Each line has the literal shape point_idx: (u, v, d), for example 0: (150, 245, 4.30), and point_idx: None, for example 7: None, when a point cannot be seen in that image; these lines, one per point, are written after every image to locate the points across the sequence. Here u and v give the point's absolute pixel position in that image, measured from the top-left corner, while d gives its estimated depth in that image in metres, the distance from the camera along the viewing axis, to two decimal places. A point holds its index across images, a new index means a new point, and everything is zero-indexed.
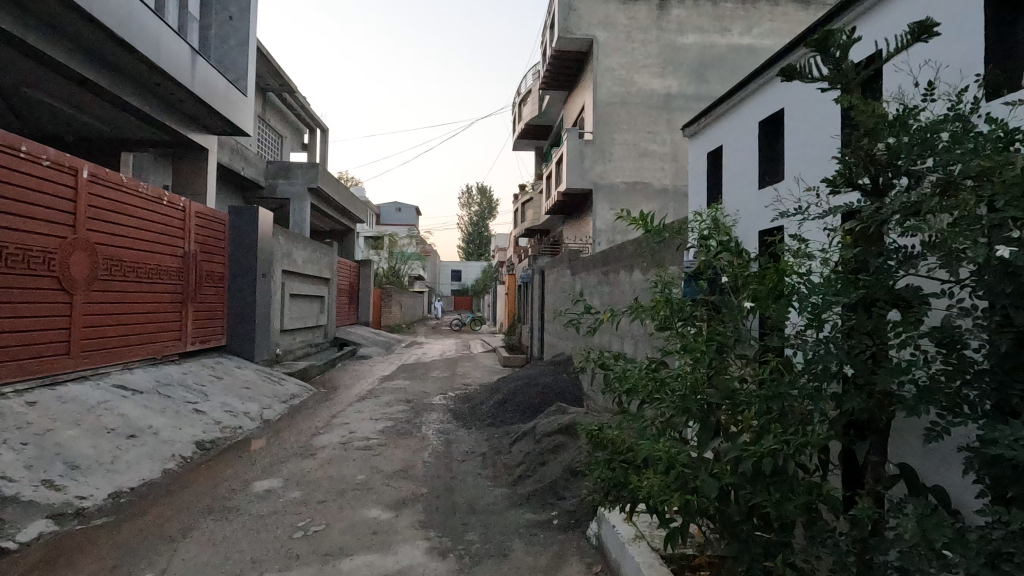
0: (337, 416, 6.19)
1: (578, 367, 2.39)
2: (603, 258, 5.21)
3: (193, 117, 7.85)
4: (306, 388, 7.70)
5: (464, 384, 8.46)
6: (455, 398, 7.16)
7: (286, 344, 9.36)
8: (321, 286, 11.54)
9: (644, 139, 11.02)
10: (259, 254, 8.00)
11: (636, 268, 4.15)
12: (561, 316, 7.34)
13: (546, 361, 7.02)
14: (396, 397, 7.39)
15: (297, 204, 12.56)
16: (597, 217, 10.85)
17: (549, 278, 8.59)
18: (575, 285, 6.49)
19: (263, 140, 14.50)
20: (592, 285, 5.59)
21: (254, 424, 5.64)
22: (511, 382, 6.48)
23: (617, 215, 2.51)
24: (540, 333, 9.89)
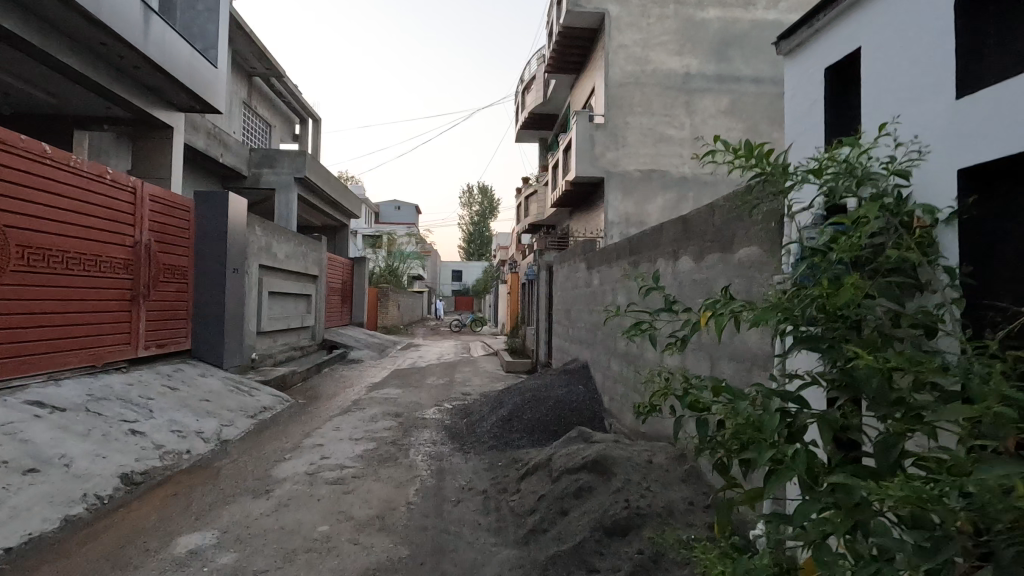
0: (310, 435, 5.21)
1: (649, 403, 1.48)
2: (631, 245, 4.22)
3: (153, 89, 6.87)
4: (281, 399, 6.72)
5: (462, 393, 7.50)
6: (451, 412, 6.18)
7: (264, 348, 8.40)
8: (307, 284, 10.57)
9: (661, 123, 10.04)
10: (229, 246, 7.06)
11: (684, 255, 3.17)
12: (574, 316, 6.36)
13: (557, 369, 6.04)
14: (383, 409, 6.41)
15: (282, 195, 11.59)
16: (609, 209, 9.87)
17: (558, 273, 7.63)
18: (592, 281, 5.50)
19: (248, 128, 13.54)
20: (617, 279, 4.59)
21: (207, 448, 4.66)
22: (516, 394, 5.49)
23: (708, 151, 1.53)
24: (547, 335, 8.94)
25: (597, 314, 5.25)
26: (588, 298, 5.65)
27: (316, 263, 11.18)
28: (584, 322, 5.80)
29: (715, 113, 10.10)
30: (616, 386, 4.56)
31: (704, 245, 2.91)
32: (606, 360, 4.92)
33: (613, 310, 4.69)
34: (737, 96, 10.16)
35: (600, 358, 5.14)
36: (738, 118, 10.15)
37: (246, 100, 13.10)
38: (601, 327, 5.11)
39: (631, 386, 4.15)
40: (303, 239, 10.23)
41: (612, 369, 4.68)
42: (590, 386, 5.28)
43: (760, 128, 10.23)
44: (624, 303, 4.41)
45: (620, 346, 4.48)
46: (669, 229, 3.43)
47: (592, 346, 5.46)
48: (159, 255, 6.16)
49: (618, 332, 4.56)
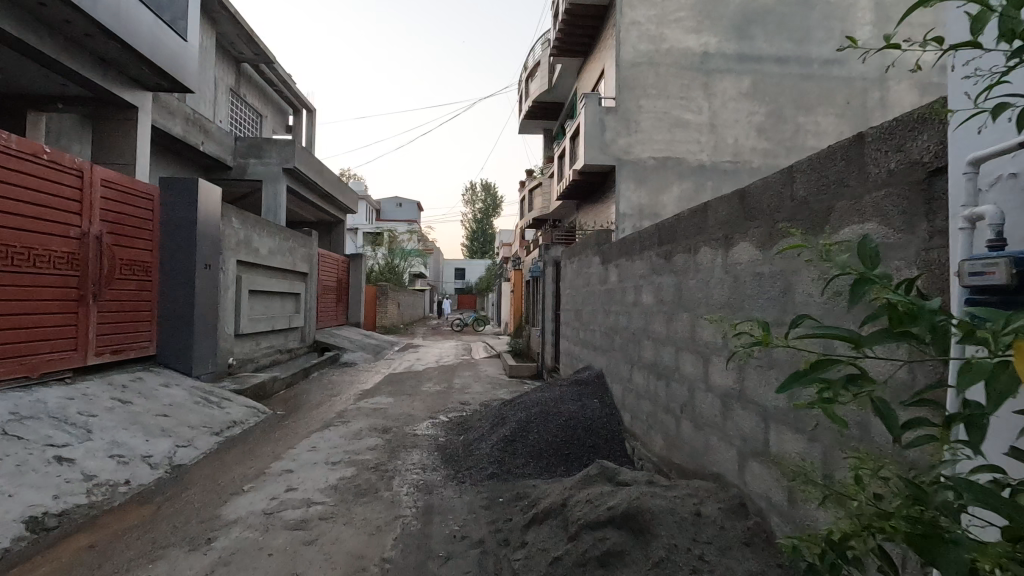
0: (280, 458, 4.46)
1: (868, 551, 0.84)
2: (661, 233, 3.45)
3: (114, 64, 6.14)
4: (256, 410, 5.98)
5: (460, 403, 6.74)
6: (447, 427, 5.42)
7: (244, 352, 7.66)
8: (295, 282, 9.83)
9: (676, 106, 9.24)
10: (199, 238, 6.32)
11: (743, 241, 2.40)
12: (586, 318, 5.59)
13: (567, 379, 5.26)
14: (369, 423, 5.66)
15: (270, 187, 10.86)
16: (621, 200, 9.09)
17: (567, 269, 6.85)
18: (610, 277, 4.72)
19: (236, 117, 12.81)
20: (643, 274, 3.82)
21: (153, 476, 3.91)
22: (521, 408, 4.72)
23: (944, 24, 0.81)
24: (554, 338, 8.17)
25: (616, 317, 4.48)
26: (604, 298, 4.88)
27: (305, 259, 10.44)
28: (598, 324, 5.05)
29: (736, 96, 9.30)
30: (640, 403, 3.80)
31: (778, 227, 2.14)
32: (626, 371, 4.15)
33: (636, 310, 3.94)
34: (759, 77, 9.35)
35: (618, 366, 4.37)
36: (761, 100, 9.33)
37: (234, 87, 12.37)
38: (620, 330, 4.34)
39: (661, 406, 3.39)
40: (290, 233, 9.50)
41: (636, 383, 3.91)
42: (607, 400, 4.52)
43: (784, 112, 9.41)
44: (650, 302, 3.64)
45: (646, 354, 3.70)
46: (719, 208, 2.65)
47: (609, 352, 4.68)
48: (116, 248, 5.44)
49: (642, 338, 3.80)
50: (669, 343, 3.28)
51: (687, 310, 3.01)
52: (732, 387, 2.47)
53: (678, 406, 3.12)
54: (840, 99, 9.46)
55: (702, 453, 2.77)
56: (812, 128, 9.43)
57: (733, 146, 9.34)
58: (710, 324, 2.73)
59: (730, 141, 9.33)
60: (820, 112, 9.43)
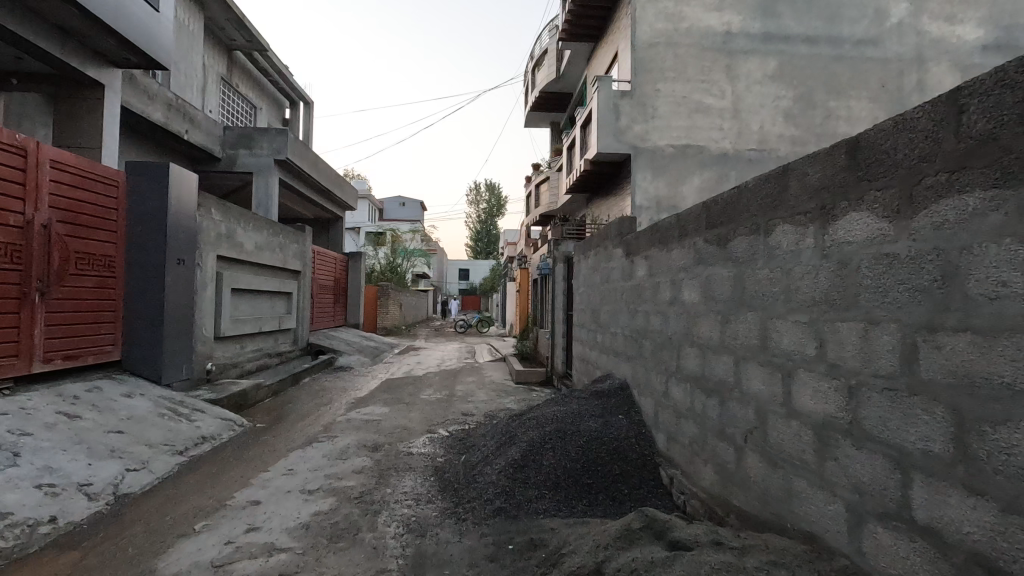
0: (248, 484, 3.79)
1: None
2: (712, 212, 2.74)
3: (74, 36, 5.48)
4: (232, 423, 5.32)
5: (462, 414, 6.06)
6: (446, 445, 4.72)
7: (226, 356, 7.00)
8: (286, 280, 9.16)
9: (697, 90, 8.54)
10: (172, 230, 5.67)
11: (855, 212, 1.71)
12: (607, 320, 4.88)
13: (585, 390, 4.56)
14: (358, 439, 4.98)
15: (261, 179, 10.20)
16: (637, 191, 8.37)
17: (581, 265, 6.17)
18: (637, 272, 4.02)
19: (228, 108, 12.17)
20: (684, 266, 3.12)
21: (88, 512, 3.20)
22: (531, 424, 4.02)
23: None
24: (565, 341, 7.47)
25: (647, 317, 3.78)
26: (630, 296, 4.18)
27: (298, 256, 9.78)
28: (623, 326, 4.35)
29: (761, 79, 8.59)
30: (682, 423, 3.09)
31: (930, 184, 1.43)
32: (661, 383, 3.45)
33: (674, 309, 3.24)
34: (787, 58, 8.63)
35: (649, 377, 3.68)
36: (789, 84, 8.61)
37: (225, 76, 11.72)
38: (652, 334, 3.64)
39: (714, 430, 2.68)
40: (281, 228, 8.84)
41: (675, 399, 3.21)
42: (633, 416, 3.82)
43: (814, 96, 8.67)
44: (696, 299, 2.93)
45: (690, 364, 3.00)
46: (809, 172, 1.96)
47: (637, 359, 3.97)
48: (71, 239, 4.78)
49: (684, 345, 3.09)
50: (725, 351, 2.57)
51: (755, 309, 2.30)
52: (837, 418, 1.77)
53: (741, 433, 2.41)
54: (875, 82, 8.72)
55: (783, 502, 2.06)
56: (844, 114, 8.68)
57: (758, 132, 8.62)
58: (794, 328, 2.02)
59: (755, 128, 8.61)
60: (853, 96, 8.70)
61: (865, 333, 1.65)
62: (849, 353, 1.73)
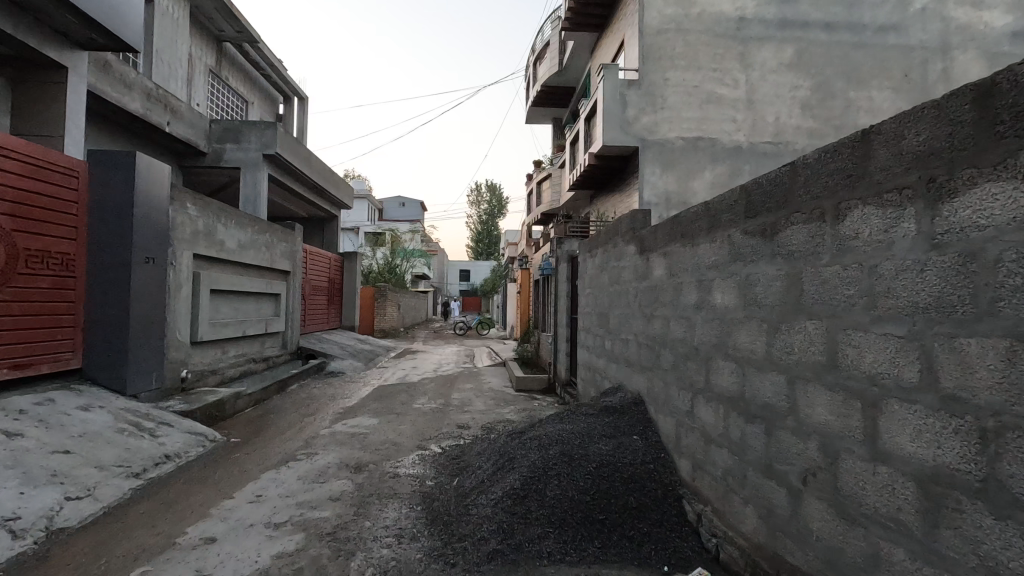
0: (207, 514, 3.30)
1: None
2: (755, 197, 2.24)
3: (32, 13, 5.00)
4: (203, 438, 4.83)
5: (458, 426, 5.57)
6: (437, 465, 4.21)
7: (204, 362, 6.52)
8: (273, 281, 8.68)
9: (709, 79, 8.04)
10: (141, 226, 5.19)
11: (995, 183, 1.20)
12: (618, 325, 4.38)
13: (592, 404, 4.04)
14: (341, 457, 4.49)
15: (249, 175, 9.72)
16: (645, 186, 7.88)
17: (587, 264, 5.69)
18: (654, 271, 3.52)
19: (218, 102, 11.70)
20: (714, 263, 2.62)
21: (7, 553, 2.69)
22: (533, 444, 3.51)
23: None
24: (569, 347, 6.97)
25: (666, 323, 3.27)
26: (645, 299, 3.68)
27: (287, 256, 9.31)
28: (637, 333, 3.84)
29: (777, 67, 8.10)
30: (714, 452, 2.58)
31: None
32: (685, 401, 2.94)
33: (702, 314, 2.74)
34: (804, 46, 8.13)
35: (670, 392, 3.17)
36: (806, 72, 8.11)
37: (213, 68, 11.25)
38: (673, 343, 3.14)
39: (759, 465, 2.17)
40: (268, 225, 8.36)
41: (705, 422, 2.69)
42: (649, 437, 3.33)
43: (833, 86, 8.17)
44: (732, 304, 2.42)
45: (724, 381, 2.49)
46: (908, 133, 1.46)
47: (654, 371, 3.47)
48: (21, 234, 4.29)
49: (715, 357, 2.59)
50: (775, 368, 2.07)
51: (820, 316, 1.80)
52: (960, 471, 1.27)
53: (799, 473, 1.90)
54: (898, 71, 8.23)
55: (867, 572, 1.56)
56: (865, 105, 8.18)
57: (773, 124, 8.12)
58: (881, 343, 1.53)
59: (771, 120, 8.12)
60: (873, 86, 8.21)
61: (1013, 354, 1.15)
62: (984, 381, 1.23)
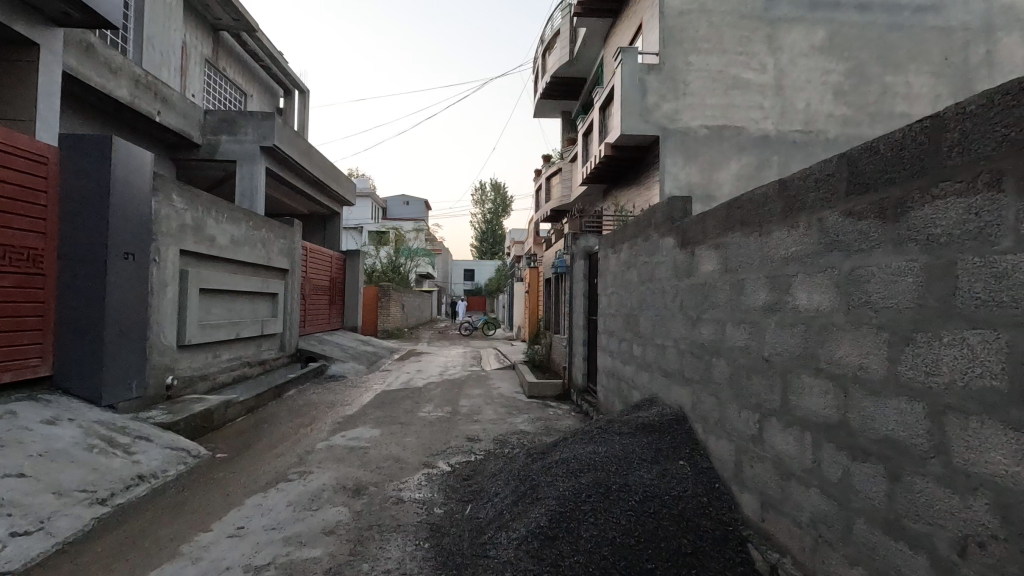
0: (177, 553, 2.80)
1: None
2: (867, 167, 1.72)
3: None
4: (186, 454, 4.34)
5: (467, 439, 5.06)
6: (446, 489, 3.69)
7: (193, 367, 6.03)
8: (270, 280, 8.19)
9: (734, 63, 7.50)
10: (120, 218, 4.70)
11: None
12: (651, 330, 3.86)
13: (624, 420, 3.53)
14: (338, 477, 3.99)
15: (245, 168, 9.24)
16: (667, 177, 7.34)
17: (610, 260, 5.16)
18: (702, 267, 3.01)
19: (214, 93, 11.22)
20: (797, 255, 2.10)
21: None
22: (560, 470, 2.99)
23: None
24: (586, 351, 6.45)
25: (720, 327, 2.75)
26: (690, 299, 3.16)
27: (285, 253, 8.82)
28: (679, 339, 3.31)
29: (808, 50, 7.55)
30: (796, 492, 2.06)
31: None
32: (750, 424, 2.43)
33: (777, 319, 2.22)
34: (836, 28, 7.58)
35: (727, 411, 2.65)
36: (838, 56, 7.56)
37: (209, 57, 10.77)
38: (732, 352, 2.61)
39: (876, 520, 1.65)
40: (264, 221, 7.87)
41: (782, 453, 2.17)
42: (698, 463, 2.82)
43: (868, 71, 7.62)
44: (828, 306, 1.90)
45: (814, 404, 1.97)
46: None
47: (703, 385, 2.95)
48: None
49: (798, 373, 2.07)
50: (905, 393, 1.55)
51: (995, 325, 1.28)
52: None
53: (952, 539, 1.39)
54: (937, 54, 7.68)
55: None
56: (902, 90, 7.64)
57: (804, 111, 7.59)
58: None
59: (801, 107, 7.57)
60: (911, 70, 7.66)
61: None
62: None
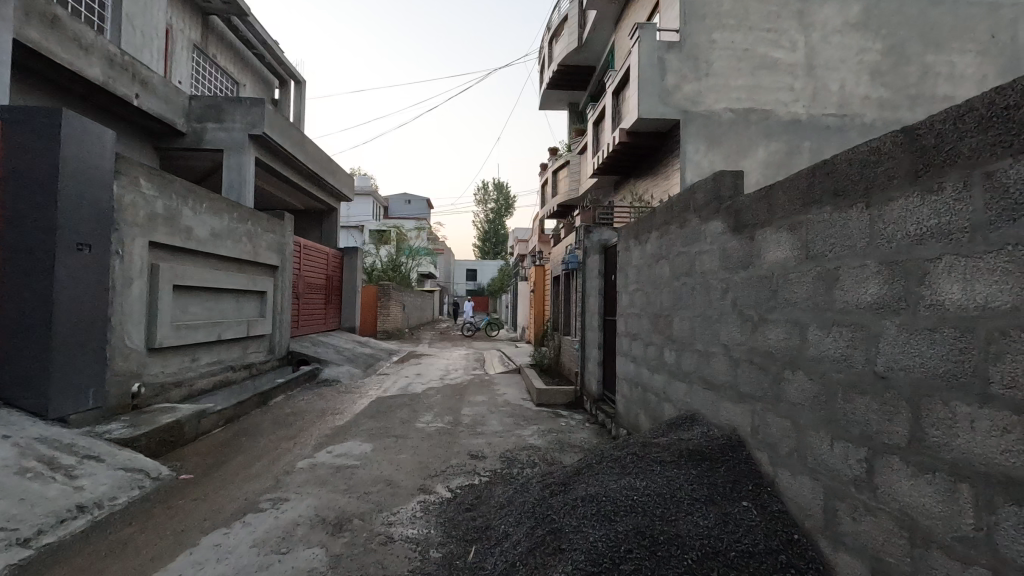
0: None
1: None
2: None
3: None
4: (142, 477, 3.72)
5: (470, 456, 4.44)
6: (444, 524, 3.05)
7: (165, 372, 5.43)
8: (258, 277, 7.60)
9: (762, 41, 6.87)
10: (74, 205, 4.11)
11: None
12: (690, 333, 3.23)
13: (660, 442, 2.91)
14: (318, 506, 3.38)
15: (233, 158, 8.64)
16: (689, 164, 6.72)
17: (632, 252, 4.54)
18: (766, 255, 2.39)
19: (203, 80, 10.61)
20: (944, 229, 1.47)
21: None
22: (589, 511, 2.35)
23: None
24: (601, 356, 5.83)
25: (797, 330, 2.13)
26: (748, 297, 2.54)
27: (275, 248, 8.22)
28: (731, 345, 2.69)
29: (842, 27, 6.92)
30: (940, 568, 1.45)
31: None
32: (851, 462, 1.80)
33: (903, 320, 1.60)
34: (873, 2, 6.95)
35: (810, 439, 2.03)
36: (875, 33, 6.95)
37: (196, 42, 10.16)
38: (819, 363, 1.99)
39: None
40: (250, 213, 7.27)
41: (911, 508, 1.56)
42: (765, 505, 2.20)
43: (907, 49, 6.99)
44: (1010, 303, 1.28)
45: (982, 447, 1.34)
46: None
47: (769, 404, 2.34)
48: None
49: (947, 398, 1.45)
50: None
51: None
52: None
53: None
54: (982, 32, 7.06)
55: None
56: (945, 71, 7.01)
57: (837, 94, 6.96)
58: None
59: (835, 88, 6.95)
60: (954, 49, 7.04)
61: None
62: None
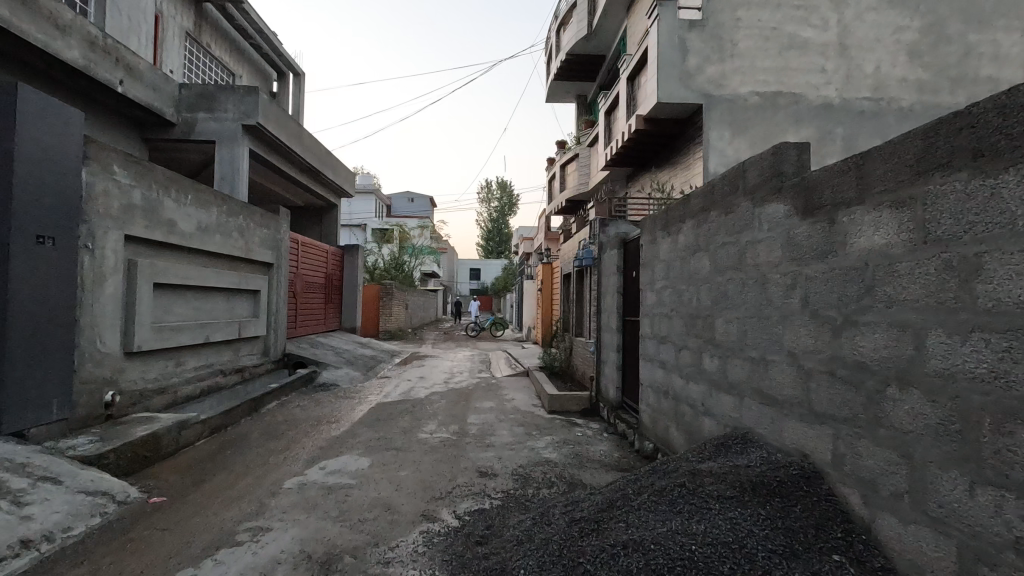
0: None
1: None
2: None
3: None
4: (103, 503, 3.24)
5: (478, 474, 3.95)
6: (450, 564, 2.57)
7: (145, 377, 4.98)
8: (250, 275, 7.14)
9: (790, 20, 6.37)
10: (33, 193, 3.66)
11: None
12: (740, 338, 2.74)
13: (709, 468, 2.42)
14: (305, 538, 2.90)
15: (225, 151, 8.18)
16: (712, 152, 6.23)
17: (660, 245, 4.04)
18: (856, 241, 1.90)
19: (196, 69, 10.17)
20: None
21: None
22: (633, 564, 1.87)
23: None
24: (620, 360, 5.34)
25: (909, 337, 1.65)
26: (827, 294, 2.05)
27: (270, 245, 7.76)
28: (802, 353, 2.20)
29: (877, 4, 6.41)
30: None
31: None
32: (1012, 521, 1.31)
33: None
34: None
35: (933, 481, 1.54)
36: (913, 11, 6.44)
37: (189, 29, 9.71)
38: (948, 382, 1.50)
39: None
40: (242, 207, 6.82)
41: None
42: (864, 560, 1.71)
43: (948, 28, 6.48)
44: None
45: None
46: None
47: (862, 430, 1.85)
48: None
49: None
50: None
51: None
52: None
53: None
54: None
55: None
56: (989, 51, 6.50)
57: (873, 76, 6.45)
58: None
59: (870, 70, 6.45)
60: (999, 27, 6.52)
61: None
62: None
